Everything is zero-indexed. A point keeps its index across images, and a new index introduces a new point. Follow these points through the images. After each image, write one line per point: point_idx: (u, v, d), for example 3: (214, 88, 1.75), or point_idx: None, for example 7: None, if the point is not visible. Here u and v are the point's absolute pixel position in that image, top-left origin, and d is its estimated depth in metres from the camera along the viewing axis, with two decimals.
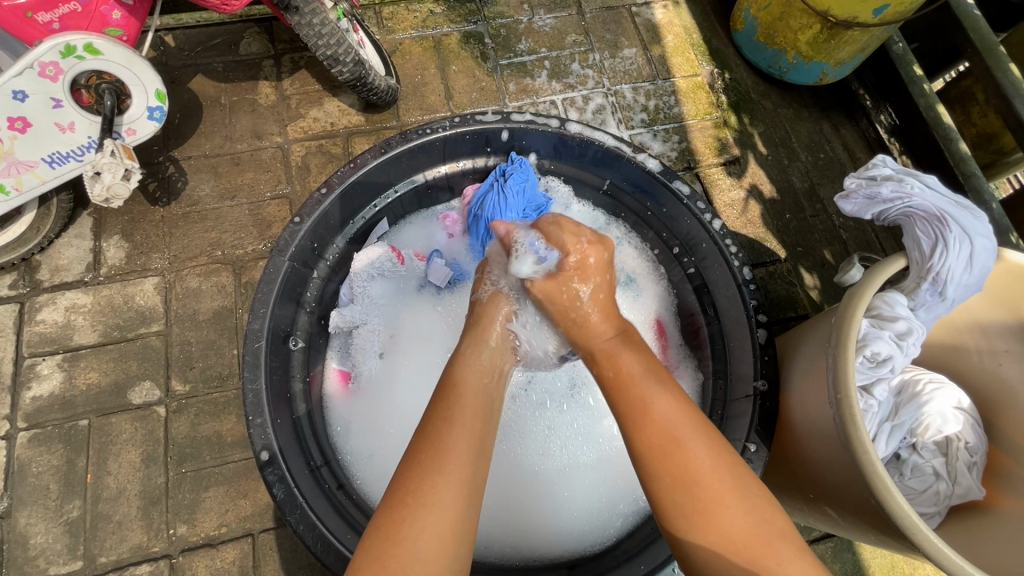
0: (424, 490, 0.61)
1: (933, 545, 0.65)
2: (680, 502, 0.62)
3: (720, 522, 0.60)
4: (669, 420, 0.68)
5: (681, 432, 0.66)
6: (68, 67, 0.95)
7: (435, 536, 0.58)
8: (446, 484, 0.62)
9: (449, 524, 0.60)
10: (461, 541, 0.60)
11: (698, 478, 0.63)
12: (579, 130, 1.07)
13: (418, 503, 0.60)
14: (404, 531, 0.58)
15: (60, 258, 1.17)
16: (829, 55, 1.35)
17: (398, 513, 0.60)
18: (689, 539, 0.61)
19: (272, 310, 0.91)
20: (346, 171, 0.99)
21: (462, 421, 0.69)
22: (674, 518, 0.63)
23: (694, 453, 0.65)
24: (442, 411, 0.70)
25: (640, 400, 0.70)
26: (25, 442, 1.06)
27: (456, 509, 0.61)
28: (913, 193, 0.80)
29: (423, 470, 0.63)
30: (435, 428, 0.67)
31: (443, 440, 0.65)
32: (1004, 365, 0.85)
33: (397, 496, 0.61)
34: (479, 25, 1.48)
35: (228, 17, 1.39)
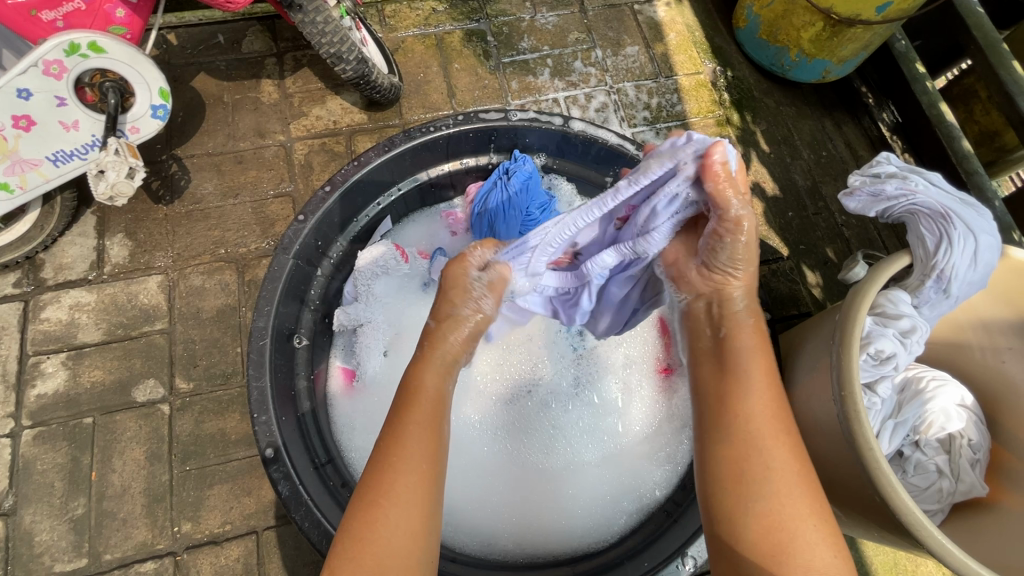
0: (392, 487, 0.61)
1: (937, 542, 0.66)
2: (746, 495, 0.59)
3: (789, 532, 0.57)
4: (756, 418, 0.63)
5: (768, 433, 0.62)
6: (71, 66, 0.95)
7: (408, 535, 0.59)
8: (414, 485, 0.61)
9: (418, 522, 0.60)
10: (428, 538, 0.61)
11: (773, 482, 0.59)
12: (582, 127, 1.08)
13: (385, 501, 0.60)
14: (370, 533, 0.58)
15: (64, 256, 1.17)
16: (833, 52, 1.35)
17: (365, 512, 0.59)
18: (743, 538, 0.58)
19: (276, 308, 0.92)
20: (349, 170, 0.99)
21: (420, 414, 0.67)
22: (734, 516, 0.59)
23: (775, 455, 0.61)
24: (401, 407, 0.68)
25: (742, 396, 0.65)
26: (29, 440, 1.06)
27: (423, 506, 0.61)
28: (917, 190, 0.80)
29: (386, 469, 0.62)
30: (399, 422, 0.66)
31: (406, 436, 0.64)
32: (1007, 363, 0.86)
33: (365, 494, 0.61)
34: (481, 23, 1.48)
35: (230, 15, 1.39)
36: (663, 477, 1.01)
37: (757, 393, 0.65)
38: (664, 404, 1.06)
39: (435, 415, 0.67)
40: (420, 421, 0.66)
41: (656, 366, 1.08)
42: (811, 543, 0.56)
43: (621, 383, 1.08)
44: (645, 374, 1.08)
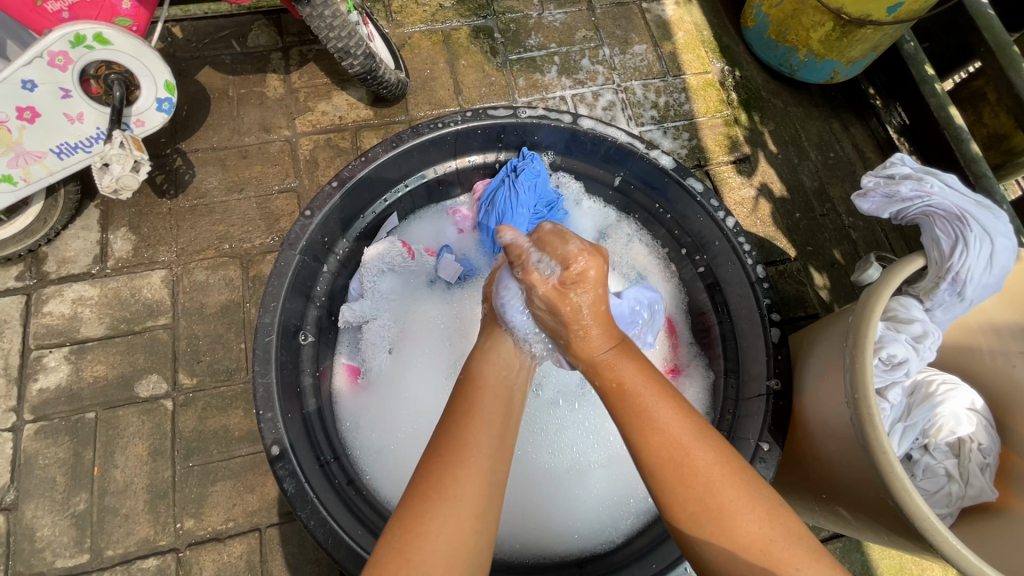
0: (447, 483, 0.60)
1: (953, 547, 0.65)
2: (689, 512, 0.60)
3: (735, 530, 0.58)
4: (644, 413, 0.65)
5: (683, 441, 0.63)
6: (77, 57, 0.94)
7: (463, 529, 0.58)
8: (466, 481, 0.61)
9: (470, 519, 0.59)
10: (481, 536, 0.60)
11: (704, 488, 0.61)
12: (592, 125, 1.06)
13: (439, 497, 0.59)
14: (424, 526, 0.58)
15: (67, 250, 1.16)
16: (842, 53, 1.34)
17: (418, 508, 0.59)
18: (708, 548, 0.59)
19: (282, 304, 0.91)
20: (357, 165, 0.98)
21: (480, 415, 0.68)
22: (687, 533, 0.61)
23: (702, 463, 0.62)
24: (462, 405, 0.69)
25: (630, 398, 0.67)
26: (31, 435, 1.05)
27: (477, 504, 0.60)
28: (933, 192, 0.79)
29: (445, 465, 0.62)
30: (457, 421, 0.67)
31: (464, 433, 0.65)
32: (1018, 367, 0.85)
33: (420, 490, 0.60)
34: (488, 20, 1.47)
35: (236, 8, 1.38)
36: None
37: (657, 404, 0.66)
38: None
39: (495, 414, 0.69)
40: (480, 420, 0.67)
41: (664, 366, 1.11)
42: (766, 542, 0.58)
43: None
44: None
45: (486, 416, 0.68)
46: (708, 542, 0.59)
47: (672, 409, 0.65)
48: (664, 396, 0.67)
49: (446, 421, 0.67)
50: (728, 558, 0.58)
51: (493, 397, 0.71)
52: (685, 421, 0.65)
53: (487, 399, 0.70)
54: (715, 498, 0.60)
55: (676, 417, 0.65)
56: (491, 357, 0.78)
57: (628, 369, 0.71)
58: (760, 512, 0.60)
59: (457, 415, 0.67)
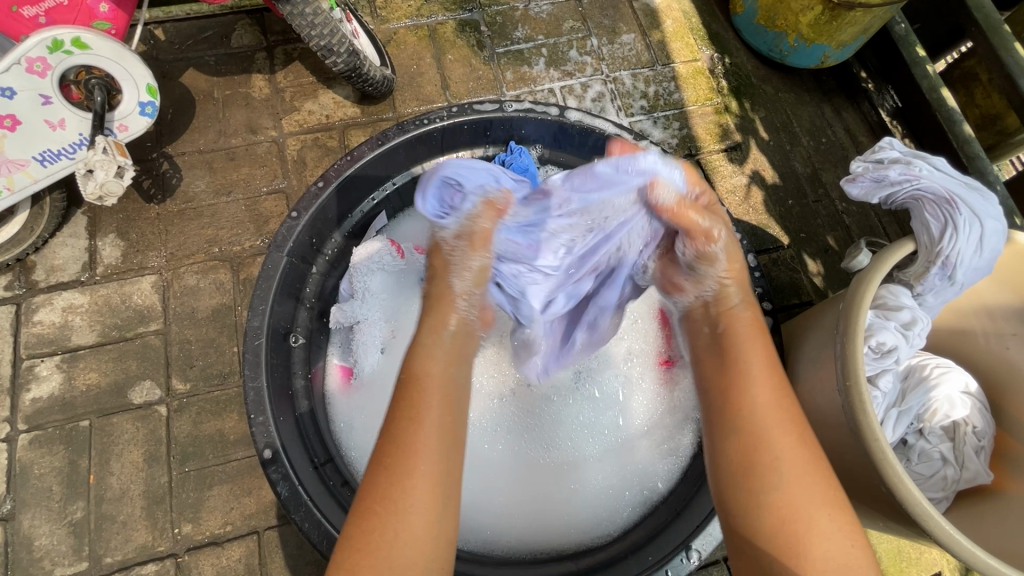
0: (393, 497, 0.60)
1: (944, 531, 0.65)
2: (752, 470, 0.62)
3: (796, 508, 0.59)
4: (751, 393, 0.67)
5: (768, 414, 0.65)
6: (56, 63, 0.93)
7: (417, 539, 0.59)
8: (417, 490, 0.61)
9: (423, 531, 0.60)
10: (441, 547, 0.61)
11: (776, 461, 0.61)
12: (579, 117, 1.06)
13: (388, 510, 0.60)
14: (375, 541, 0.58)
15: (55, 258, 1.16)
16: (832, 36, 1.33)
17: (366, 521, 0.60)
18: (753, 514, 0.60)
19: (271, 307, 0.90)
20: (343, 164, 0.98)
21: (428, 419, 0.66)
22: (745, 495, 0.61)
23: (777, 437, 0.63)
24: (405, 410, 0.67)
25: (741, 385, 0.67)
26: (25, 444, 1.05)
27: (428, 512, 0.61)
28: (922, 175, 0.79)
29: (390, 474, 0.62)
30: (400, 426, 0.65)
31: (407, 440, 0.64)
32: (1011, 348, 0.85)
33: (367, 504, 0.61)
34: (474, 13, 1.45)
35: (218, 9, 1.36)
36: (666, 469, 1.00)
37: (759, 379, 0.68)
38: (666, 398, 1.06)
39: (442, 417, 0.67)
40: (427, 424, 0.65)
41: (658, 358, 1.08)
42: (824, 525, 0.58)
43: (622, 376, 1.07)
44: (647, 367, 1.07)
45: (430, 419, 0.66)
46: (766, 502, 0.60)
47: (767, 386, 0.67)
48: (774, 376, 0.69)
49: (384, 430, 0.65)
50: (777, 523, 0.58)
51: (437, 394, 0.69)
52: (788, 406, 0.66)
53: (431, 401, 0.68)
54: (786, 471, 0.60)
55: (777, 395, 0.67)
56: (431, 353, 0.73)
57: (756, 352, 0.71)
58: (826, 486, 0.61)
59: (402, 421, 0.65)
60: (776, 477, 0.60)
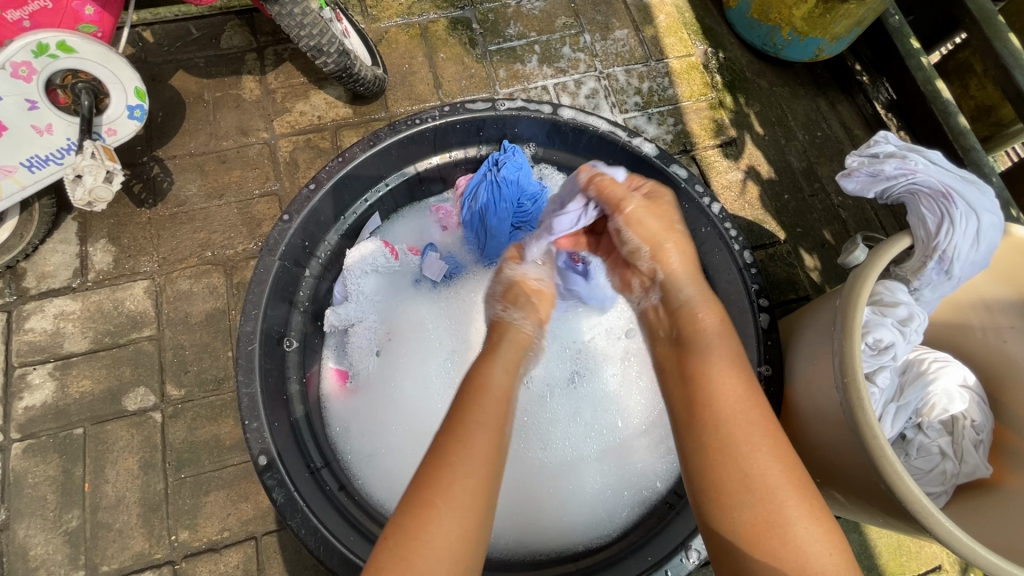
0: (446, 486, 0.58)
1: (944, 528, 0.64)
2: (732, 469, 0.58)
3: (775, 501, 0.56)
4: (721, 387, 0.64)
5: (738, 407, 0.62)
6: (41, 67, 0.92)
7: (460, 536, 0.56)
8: (467, 484, 0.59)
9: (465, 524, 0.57)
10: (478, 540, 0.57)
11: (754, 456, 0.58)
12: (572, 115, 1.05)
13: (441, 500, 0.57)
14: (426, 532, 0.55)
15: (46, 264, 1.14)
16: (826, 30, 1.32)
17: (420, 510, 0.56)
18: (732, 516, 0.57)
19: (264, 312, 0.90)
20: (335, 165, 0.96)
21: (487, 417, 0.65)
22: (719, 495, 0.58)
23: (754, 432, 0.60)
24: (467, 407, 0.66)
25: (705, 376, 0.66)
26: (19, 454, 1.04)
27: (474, 508, 0.58)
28: (917, 169, 0.78)
29: (450, 465, 0.59)
30: (463, 423, 0.64)
31: (470, 436, 0.62)
32: (1008, 342, 0.84)
33: (421, 494, 0.58)
34: (466, 11, 1.44)
35: (206, 10, 1.35)
36: (664, 469, 1.00)
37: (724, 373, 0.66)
38: (663, 395, 1.05)
39: (500, 417, 0.66)
40: (486, 425, 0.64)
41: None
42: (798, 517, 0.55)
43: (619, 376, 1.06)
44: (644, 364, 1.07)
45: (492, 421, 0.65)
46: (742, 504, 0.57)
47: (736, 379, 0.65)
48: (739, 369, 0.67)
49: (451, 424, 0.64)
50: (755, 524, 0.55)
51: (502, 397, 0.69)
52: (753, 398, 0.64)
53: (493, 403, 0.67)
54: (763, 468, 0.58)
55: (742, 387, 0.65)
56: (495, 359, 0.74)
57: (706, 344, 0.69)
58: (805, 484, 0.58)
59: (465, 417, 0.64)
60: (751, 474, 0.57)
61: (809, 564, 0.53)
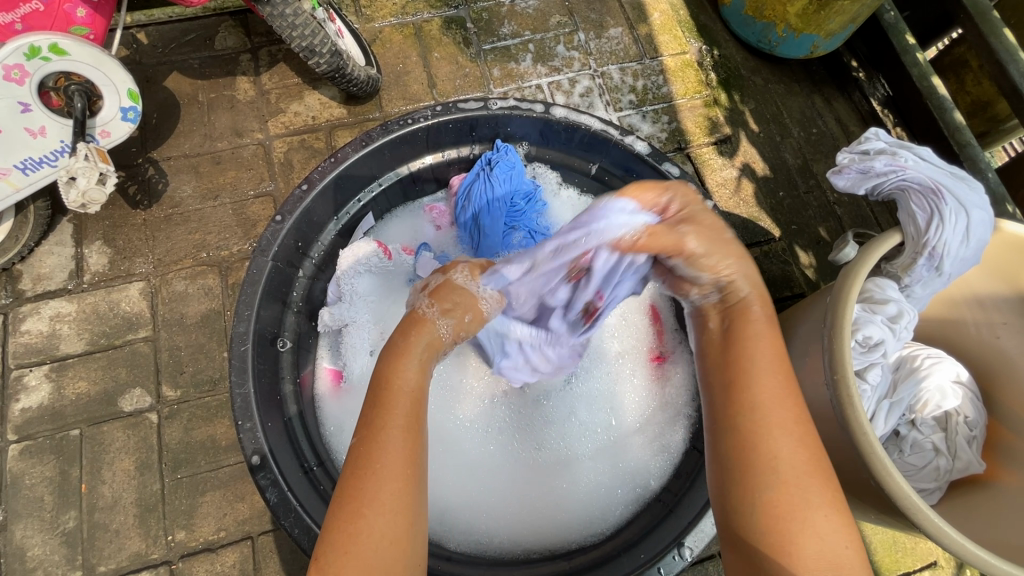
0: (370, 498, 0.58)
1: (933, 525, 0.65)
2: (760, 456, 0.60)
3: (769, 487, 0.59)
4: (760, 380, 0.65)
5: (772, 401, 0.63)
6: (34, 70, 0.92)
7: (393, 540, 0.57)
8: (392, 491, 0.59)
9: (399, 529, 0.58)
10: (416, 536, 0.60)
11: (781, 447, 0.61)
12: (565, 114, 1.04)
13: (365, 511, 0.58)
14: (355, 544, 0.56)
15: (42, 266, 1.15)
16: (820, 26, 1.32)
17: (345, 524, 0.57)
18: (756, 499, 0.59)
19: (257, 312, 0.90)
20: (327, 166, 0.97)
21: (397, 419, 0.63)
22: (747, 480, 0.60)
23: (784, 425, 0.62)
24: (373, 410, 0.63)
25: (750, 369, 0.65)
26: (16, 455, 1.05)
27: (406, 510, 0.59)
28: (907, 165, 0.78)
29: (367, 476, 0.59)
30: (368, 429, 0.61)
31: (381, 442, 0.61)
32: (1002, 338, 0.84)
33: (342, 507, 0.58)
34: (460, 10, 1.44)
35: (200, 11, 1.35)
36: (658, 467, 1.00)
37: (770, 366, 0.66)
38: (657, 394, 1.05)
39: (409, 414, 0.64)
40: (394, 425, 0.62)
41: (648, 355, 1.08)
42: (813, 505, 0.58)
43: (614, 374, 1.06)
44: (639, 363, 1.07)
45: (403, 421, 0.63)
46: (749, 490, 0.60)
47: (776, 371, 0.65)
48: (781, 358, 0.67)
49: (359, 431, 0.62)
50: (775, 510, 0.58)
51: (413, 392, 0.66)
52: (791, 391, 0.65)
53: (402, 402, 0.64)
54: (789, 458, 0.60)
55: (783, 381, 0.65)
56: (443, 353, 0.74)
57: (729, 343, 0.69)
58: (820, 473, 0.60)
59: (370, 422, 0.62)
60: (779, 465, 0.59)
61: (820, 548, 0.56)
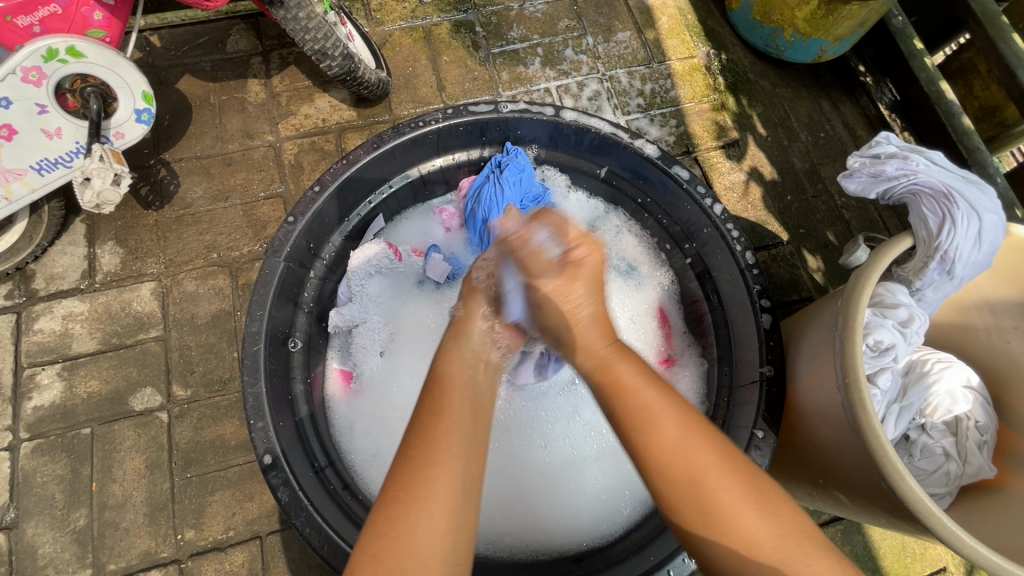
0: (417, 487, 0.59)
1: (946, 527, 0.64)
2: (698, 505, 0.59)
3: (740, 532, 0.57)
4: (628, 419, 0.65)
5: (676, 443, 0.62)
6: (51, 72, 0.93)
7: (439, 533, 0.56)
8: (440, 483, 0.59)
9: (444, 521, 0.57)
10: (460, 536, 0.58)
11: (713, 488, 0.59)
12: (575, 117, 1.05)
13: (410, 500, 0.58)
14: (398, 531, 0.56)
15: (54, 266, 1.16)
16: (828, 30, 1.32)
17: (389, 511, 0.57)
18: (713, 548, 0.58)
19: (269, 312, 0.90)
20: (339, 167, 0.97)
21: (451, 415, 0.65)
22: (698, 529, 0.59)
23: (707, 464, 0.61)
24: (429, 408, 0.66)
25: (624, 409, 0.66)
26: (28, 453, 1.05)
27: (451, 506, 0.58)
28: (919, 169, 0.79)
29: (416, 467, 0.60)
30: (423, 424, 0.64)
31: (434, 433, 0.63)
32: (1012, 343, 0.84)
33: (388, 496, 0.59)
34: (468, 14, 1.45)
35: (213, 15, 1.36)
36: None
37: (653, 405, 0.65)
38: None
39: (464, 414, 0.66)
40: (450, 420, 0.65)
41: (658, 357, 1.10)
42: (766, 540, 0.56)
43: None
44: None
45: (454, 421, 0.65)
46: (711, 532, 0.58)
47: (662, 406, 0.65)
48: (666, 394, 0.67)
49: (419, 425, 0.64)
50: (732, 555, 0.57)
51: (464, 395, 0.69)
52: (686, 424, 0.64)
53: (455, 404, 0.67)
54: (723, 497, 0.59)
55: (682, 420, 0.64)
56: (455, 355, 0.75)
57: (629, 372, 0.70)
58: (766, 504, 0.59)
59: (426, 416, 0.65)
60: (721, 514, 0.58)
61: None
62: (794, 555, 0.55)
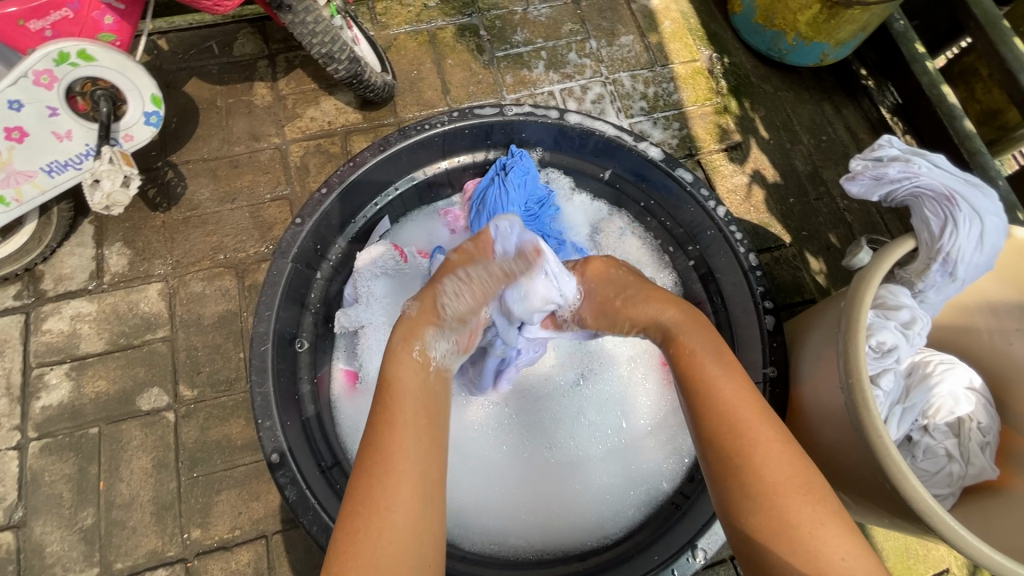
0: (376, 497, 0.61)
1: (948, 526, 0.65)
2: (749, 487, 0.61)
3: (783, 511, 0.59)
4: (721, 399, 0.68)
5: (743, 420, 0.66)
6: (62, 75, 0.95)
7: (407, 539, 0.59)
8: (400, 493, 0.61)
9: (408, 527, 0.60)
10: (427, 538, 0.61)
11: (761, 462, 0.62)
12: (579, 120, 1.06)
13: (369, 511, 0.60)
14: (358, 544, 0.58)
15: (63, 267, 1.17)
16: (830, 35, 1.33)
17: (352, 523, 0.60)
18: (748, 524, 0.60)
19: (276, 313, 0.91)
20: (345, 170, 0.98)
21: (404, 420, 0.67)
22: (739, 507, 0.62)
23: (758, 438, 0.64)
24: (381, 413, 0.67)
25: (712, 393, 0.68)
26: (36, 452, 1.06)
27: (415, 514, 0.61)
28: (921, 172, 0.79)
29: (371, 478, 0.62)
30: (378, 434, 0.65)
31: (384, 444, 0.64)
32: (1014, 345, 0.85)
33: (349, 507, 0.61)
34: (473, 17, 1.46)
35: (220, 18, 1.38)
36: (671, 469, 1.01)
37: (725, 383, 0.69)
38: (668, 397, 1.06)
39: (418, 418, 0.68)
40: (403, 426, 0.66)
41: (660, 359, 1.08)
42: (808, 522, 0.58)
43: (627, 376, 1.07)
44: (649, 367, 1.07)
45: (410, 426, 0.66)
46: (751, 509, 0.60)
47: (734, 389, 0.68)
48: (739, 377, 0.70)
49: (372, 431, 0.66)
50: (772, 530, 0.59)
51: (418, 398, 0.70)
52: (754, 405, 0.67)
53: (407, 405, 0.68)
54: (769, 472, 0.61)
55: (742, 394, 0.68)
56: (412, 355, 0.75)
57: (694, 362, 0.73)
58: (806, 481, 0.61)
59: (379, 424, 0.66)
60: (762, 492, 0.61)
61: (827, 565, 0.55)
62: (826, 532, 0.57)
